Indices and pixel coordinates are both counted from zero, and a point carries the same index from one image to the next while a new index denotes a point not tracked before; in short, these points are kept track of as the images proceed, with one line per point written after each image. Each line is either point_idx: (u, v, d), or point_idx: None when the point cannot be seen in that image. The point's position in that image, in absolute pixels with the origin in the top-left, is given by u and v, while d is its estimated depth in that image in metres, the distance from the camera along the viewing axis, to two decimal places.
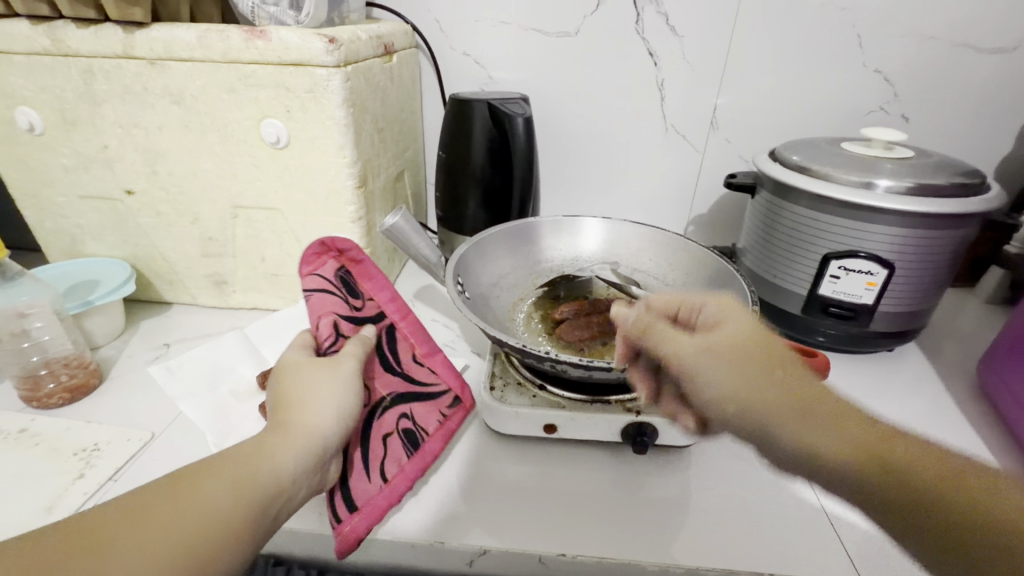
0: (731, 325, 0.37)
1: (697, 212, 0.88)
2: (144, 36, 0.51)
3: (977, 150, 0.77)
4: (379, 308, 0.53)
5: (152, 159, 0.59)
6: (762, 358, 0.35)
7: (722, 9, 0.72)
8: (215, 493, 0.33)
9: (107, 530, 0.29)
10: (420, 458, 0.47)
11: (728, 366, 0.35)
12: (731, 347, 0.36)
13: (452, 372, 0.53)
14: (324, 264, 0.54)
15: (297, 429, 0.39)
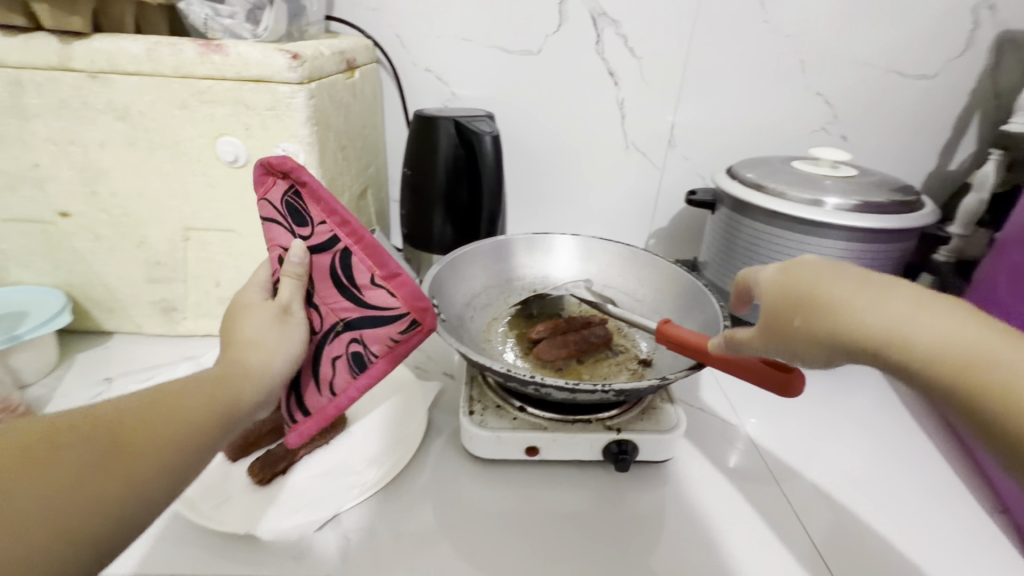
0: (813, 280, 0.30)
1: (657, 226, 0.90)
2: (85, 48, 0.48)
3: (907, 167, 0.83)
4: (329, 231, 0.41)
5: (91, 178, 0.54)
6: (800, 299, 0.30)
7: (677, 32, 0.75)
8: (164, 426, 0.32)
9: (45, 450, 0.28)
10: (365, 380, 0.40)
11: (810, 309, 0.30)
12: (802, 294, 0.30)
13: (413, 292, 0.39)
14: (273, 184, 0.44)
15: (250, 363, 0.38)
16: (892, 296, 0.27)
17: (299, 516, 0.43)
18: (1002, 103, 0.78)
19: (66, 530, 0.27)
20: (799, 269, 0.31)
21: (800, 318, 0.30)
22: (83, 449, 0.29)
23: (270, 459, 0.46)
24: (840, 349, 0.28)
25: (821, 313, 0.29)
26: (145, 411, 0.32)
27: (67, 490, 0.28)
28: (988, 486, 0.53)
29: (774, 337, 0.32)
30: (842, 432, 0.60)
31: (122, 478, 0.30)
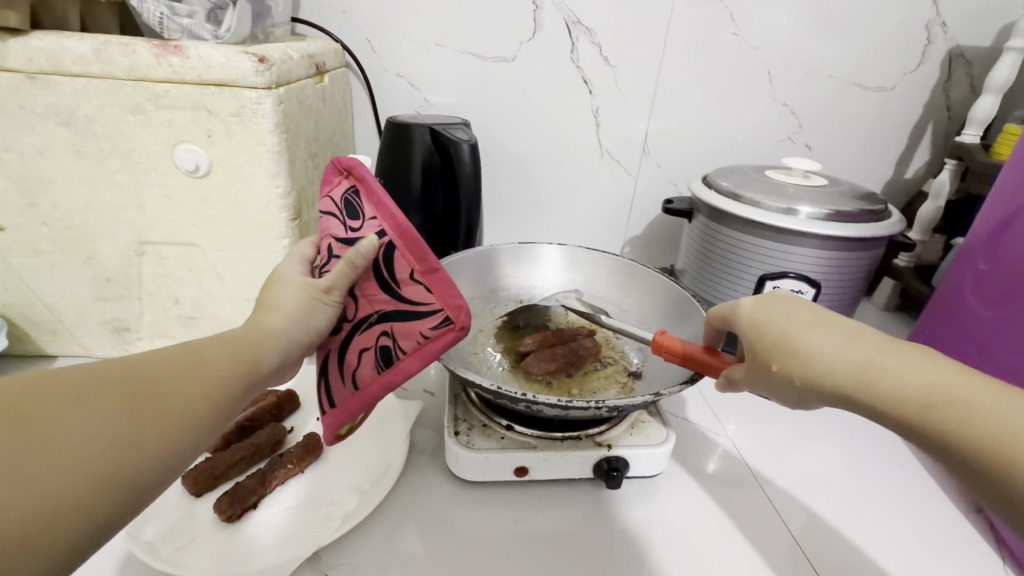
0: (784, 327, 0.34)
1: (632, 234, 0.90)
2: (22, 45, 0.43)
3: (868, 176, 0.86)
4: (378, 227, 0.38)
5: (30, 189, 0.49)
6: (772, 344, 0.34)
7: (651, 42, 0.75)
8: (180, 378, 0.29)
9: (55, 400, 0.25)
10: (391, 379, 0.37)
11: (785, 352, 0.34)
12: (776, 342, 0.34)
13: (453, 291, 0.37)
14: (338, 183, 0.42)
15: (267, 326, 0.33)
16: (852, 344, 0.31)
17: (276, 555, 0.39)
18: (952, 115, 0.82)
19: (82, 485, 0.24)
20: (772, 313, 0.35)
21: (777, 363, 0.34)
22: (94, 400, 0.26)
23: (239, 494, 0.42)
24: (811, 390, 0.32)
25: (794, 358, 0.33)
26: (158, 363, 0.29)
27: (78, 442, 0.24)
28: (958, 484, 0.55)
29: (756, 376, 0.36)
30: (822, 436, 0.60)
31: (137, 432, 0.26)
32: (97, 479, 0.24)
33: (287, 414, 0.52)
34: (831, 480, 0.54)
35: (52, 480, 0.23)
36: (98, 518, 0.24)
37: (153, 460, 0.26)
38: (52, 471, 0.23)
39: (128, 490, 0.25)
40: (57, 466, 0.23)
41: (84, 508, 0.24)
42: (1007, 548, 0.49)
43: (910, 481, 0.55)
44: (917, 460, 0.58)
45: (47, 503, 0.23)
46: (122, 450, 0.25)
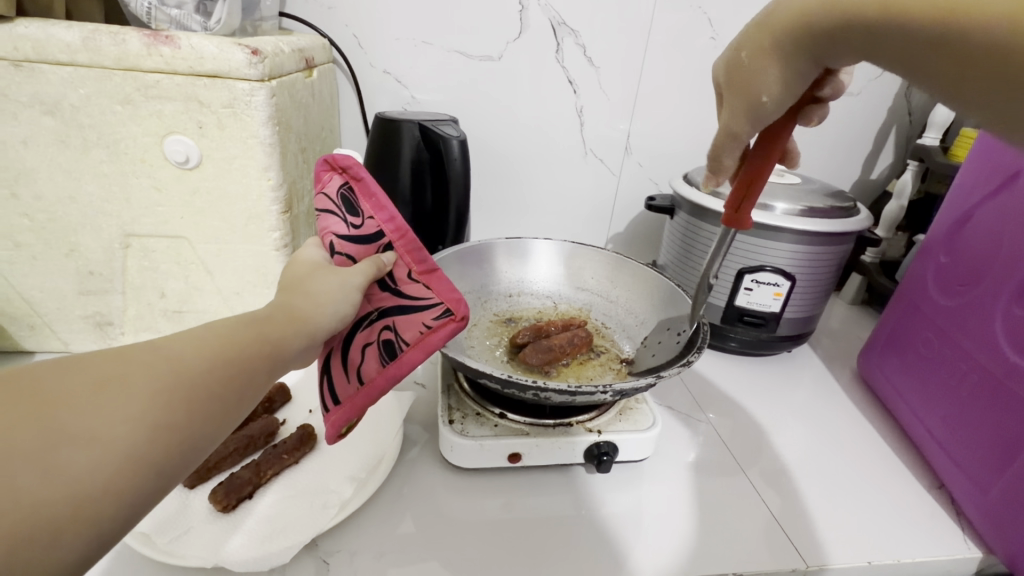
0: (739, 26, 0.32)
1: (614, 231, 0.92)
2: (6, 32, 0.42)
3: (837, 176, 0.90)
4: (378, 227, 0.39)
5: (12, 179, 0.48)
6: (750, 30, 0.31)
7: (633, 43, 0.77)
8: (207, 357, 0.28)
9: (80, 387, 0.24)
10: (396, 370, 0.37)
11: (754, 33, 0.31)
12: (744, 34, 0.32)
13: (450, 285, 0.39)
14: (330, 179, 0.42)
15: (298, 310, 0.33)
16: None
17: (276, 544, 0.39)
18: (914, 120, 0.87)
19: (115, 472, 0.23)
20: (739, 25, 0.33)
21: (746, 50, 0.31)
22: (118, 386, 0.25)
23: (234, 484, 0.42)
24: (783, 42, 0.29)
25: (767, 30, 0.30)
26: (183, 344, 0.28)
27: (108, 428, 0.24)
28: (921, 463, 0.59)
29: (738, 95, 0.33)
30: (790, 419, 0.64)
31: (164, 417, 0.25)
32: (128, 467, 0.24)
33: (278, 406, 0.52)
34: (803, 461, 0.57)
35: (83, 468, 0.23)
36: (131, 504, 0.24)
37: (180, 445, 0.25)
38: (84, 458, 0.23)
39: (158, 476, 0.25)
40: (88, 454, 0.23)
41: (116, 493, 0.23)
42: (966, 520, 0.52)
43: (877, 460, 0.58)
44: (883, 442, 0.61)
45: (80, 490, 0.22)
46: (150, 435, 0.24)
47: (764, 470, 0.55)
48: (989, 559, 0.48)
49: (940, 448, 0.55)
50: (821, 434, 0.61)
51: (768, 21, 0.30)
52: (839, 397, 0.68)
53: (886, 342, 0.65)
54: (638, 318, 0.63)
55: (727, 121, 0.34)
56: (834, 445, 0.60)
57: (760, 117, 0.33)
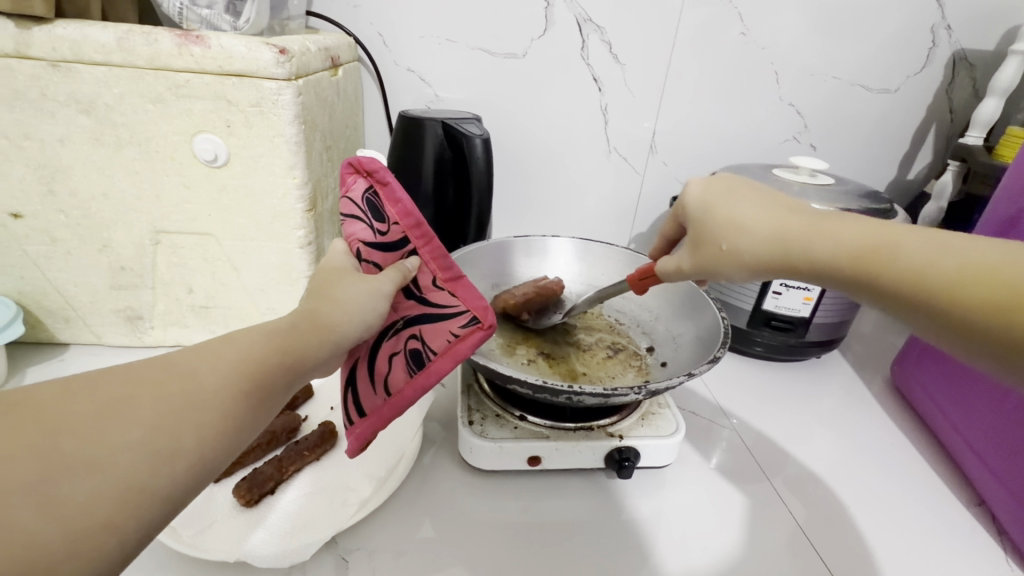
0: (723, 208, 0.38)
1: (637, 231, 0.91)
2: (46, 34, 0.44)
3: (871, 177, 0.87)
4: (404, 234, 0.39)
5: (49, 176, 0.50)
6: (722, 224, 0.38)
7: (659, 40, 0.76)
8: (220, 374, 0.28)
9: (88, 412, 0.24)
10: (424, 381, 0.37)
11: (735, 232, 0.37)
12: (726, 225, 0.37)
13: (477, 293, 0.39)
14: (355, 182, 0.42)
15: (321, 319, 0.32)
16: (783, 217, 0.36)
17: (292, 543, 0.39)
18: (955, 117, 0.83)
19: (126, 495, 0.23)
20: (721, 199, 0.39)
21: (728, 242, 0.37)
22: (127, 407, 0.25)
23: (257, 480, 0.43)
24: (760, 254, 0.36)
25: (743, 237, 0.36)
26: (195, 363, 0.28)
27: (112, 457, 0.24)
28: (959, 478, 0.56)
29: (708, 264, 0.39)
30: (818, 426, 0.62)
31: (170, 444, 0.25)
32: (131, 499, 0.24)
33: (299, 403, 0.53)
34: (833, 471, 0.55)
35: (86, 500, 0.23)
36: (132, 539, 0.24)
37: (186, 474, 0.25)
38: (86, 492, 0.23)
39: (164, 506, 0.25)
40: (91, 486, 0.23)
41: (118, 527, 0.23)
42: (1008, 539, 0.50)
43: (910, 472, 0.56)
44: (917, 454, 0.59)
45: (80, 525, 0.22)
46: (156, 466, 0.25)
47: (789, 478, 0.54)
48: None
49: (980, 462, 0.53)
50: (850, 444, 0.59)
51: (754, 235, 0.36)
52: (871, 406, 0.66)
53: (923, 351, 0.63)
54: (653, 313, 0.63)
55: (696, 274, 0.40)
56: (864, 455, 0.58)
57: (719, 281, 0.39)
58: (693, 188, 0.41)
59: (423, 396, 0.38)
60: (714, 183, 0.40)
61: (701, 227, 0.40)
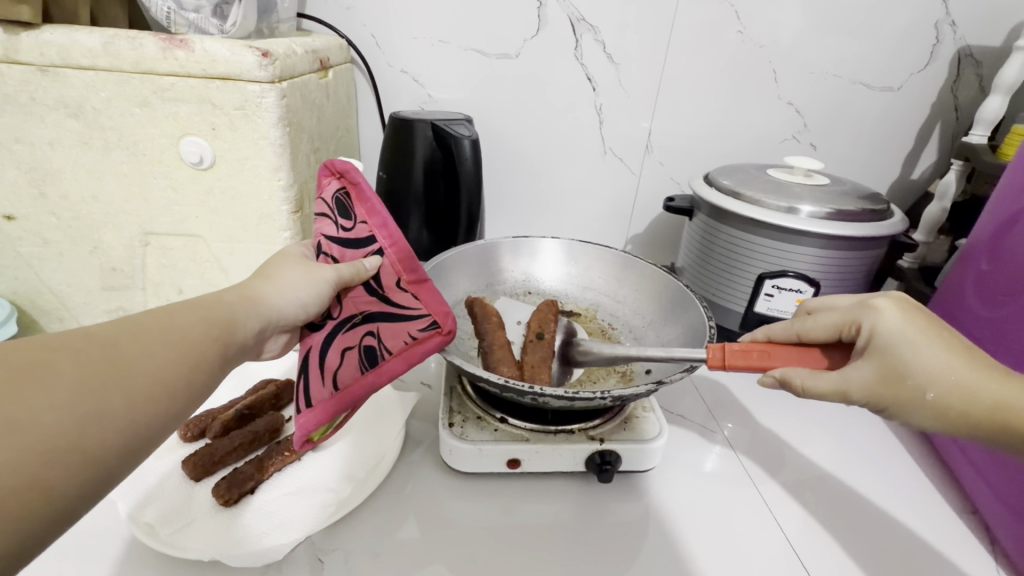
0: (929, 350, 0.32)
1: (634, 232, 0.90)
2: (33, 39, 0.44)
3: (873, 176, 0.86)
4: (370, 232, 0.42)
5: (40, 178, 0.51)
6: (937, 370, 0.32)
7: (655, 39, 0.75)
8: (148, 346, 0.31)
9: (10, 375, 0.26)
10: (373, 379, 0.39)
11: (945, 381, 0.32)
12: (933, 372, 0.32)
13: (440, 298, 0.40)
14: (329, 184, 0.44)
15: (254, 294, 0.39)
16: (998, 376, 0.32)
17: (268, 539, 0.40)
18: (960, 116, 0.81)
19: (57, 452, 0.26)
20: (927, 337, 0.33)
21: (935, 391, 0.32)
22: (54, 372, 0.27)
23: (237, 479, 0.43)
24: (964, 408, 0.32)
25: (958, 390, 0.32)
26: (122, 334, 0.31)
27: (40, 415, 0.26)
28: (954, 486, 0.55)
29: (891, 404, 0.34)
30: (811, 431, 0.61)
31: (104, 407, 0.28)
32: (68, 456, 0.26)
33: (285, 403, 0.53)
34: (825, 477, 0.54)
35: (17, 456, 0.24)
36: (62, 496, 0.26)
37: (120, 436, 0.28)
38: (16, 448, 0.25)
39: (96, 465, 0.27)
40: (21, 441, 0.25)
41: (49, 484, 0.25)
42: (1001, 550, 0.48)
43: (906, 481, 0.55)
44: (912, 462, 0.57)
45: (15, 476, 0.24)
46: (90, 426, 0.27)
47: (778, 481, 0.53)
48: None
49: (975, 470, 0.52)
50: (843, 451, 0.58)
51: (968, 391, 0.32)
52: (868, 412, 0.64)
53: None
54: (645, 320, 0.62)
55: (860, 398, 0.34)
56: (856, 460, 0.57)
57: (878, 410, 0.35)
58: (885, 313, 0.34)
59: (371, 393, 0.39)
60: (906, 309, 0.34)
61: (892, 362, 0.33)
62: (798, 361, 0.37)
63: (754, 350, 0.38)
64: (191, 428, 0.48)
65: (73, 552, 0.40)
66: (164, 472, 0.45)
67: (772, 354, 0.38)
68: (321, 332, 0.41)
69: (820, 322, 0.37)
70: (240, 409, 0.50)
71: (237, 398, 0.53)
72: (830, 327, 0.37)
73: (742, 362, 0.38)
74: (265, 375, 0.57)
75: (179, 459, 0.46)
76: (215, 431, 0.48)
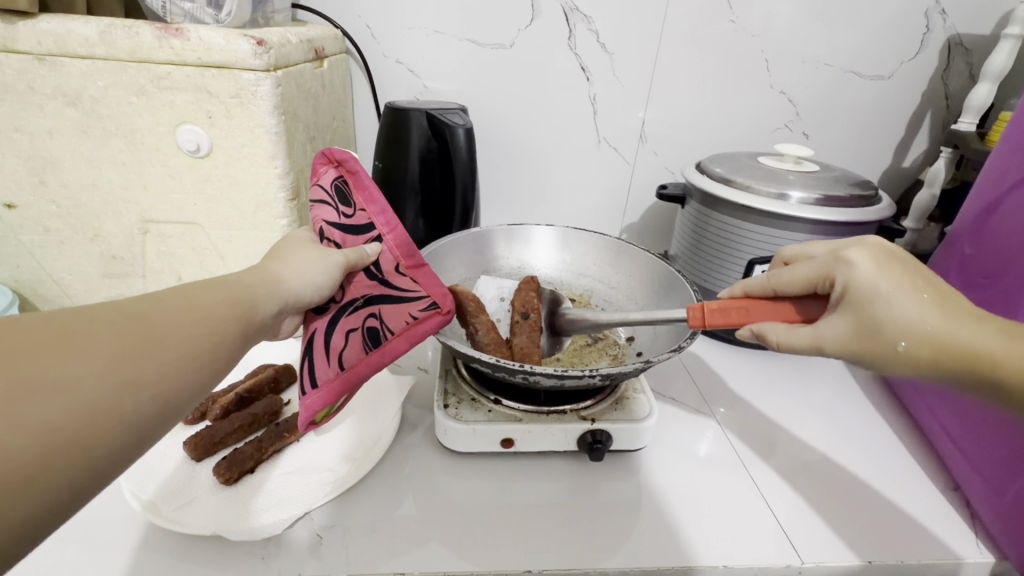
0: (900, 300, 0.33)
1: (629, 221, 0.91)
2: (31, 28, 0.45)
3: (864, 164, 0.86)
4: (369, 219, 0.44)
5: (40, 167, 0.52)
6: (909, 319, 0.33)
7: (648, 29, 0.76)
8: (175, 320, 0.32)
9: (49, 343, 0.27)
10: (378, 358, 0.40)
11: (916, 330, 0.33)
12: (904, 321, 0.33)
13: (437, 281, 0.43)
14: (326, 172, 0.46)
15: (274, 275, 0.39)
16: (967, 321, 0.33)
17: (268, 516, 0.41)
18: (951, 104, 0.82)
19: (92, 418, 0.27)
20: (899, 288, 0.33)
21: (908, 342, 0.33)
22: (90, 342, 0.28)
23: (237, 459, 0.44)
24: (935, 355, 0.33)
25: (928, 339, 0.33)
26: (152, 308, 0.31)
27: (77, 381, 0.27)
28: (938, 465, 0.56)
29: (866, 355, 0.34)
30: (799, 413, 0.62)
31: (136, 377, 0.29)
32: (103, 421, 0.27)
33: (283, 387, 0.54)
34: (812, 457, 0.56)
35: (55, 421, 0.26)
36: (98, 459, 0.27)
37: (149, 404, 0.29)
38: (55, 411, 0.26)
39: (128, 433, 0.28)
40: (60, 407, 0.26)
41: (87, 444, 0.27)
42: (980, 523, 0.49)
43: (890, 459, 0.56)
44: (900, 444, 0.58)
45: (54, 440, 0.25)
46: (123, 393, 0.28)
47: (767, 462, 0.54)
48: (1001, 564, 0.46)
49: (956, 448, 0.54)
50: (834, 434, 0.59)
51: (938, 339, 0.33)
52: (859, 397, 0.66)
53: None
54: (637, 305, 0.63)
55: (833, 350, 0.36)
56: (842, 440, 0.58)
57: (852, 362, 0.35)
58: (855, 265, 0.34)
59: (376, 371, 0.41)
60: (878, 259, 0.34)
61: (863, 313, 0.34)
62: (774, 316, 0.39)
63: (730, 306, 0.41)
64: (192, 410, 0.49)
65: (77, 530, 0.41)
66: (166, 453, 0.46)
67: (749, 311, 0.40)
68: (325, 315, 0.42)
69: (794, 277, 0.38)
70: (239, 393, 0.51)
71: (237, 382, 0.54)
72: (804, 281, 0.37)
73: (720, 318, 0.41)
74: (264, 360, 0.58)
75: (181, 441, 0.48)
76: (215, 414, 0.49)
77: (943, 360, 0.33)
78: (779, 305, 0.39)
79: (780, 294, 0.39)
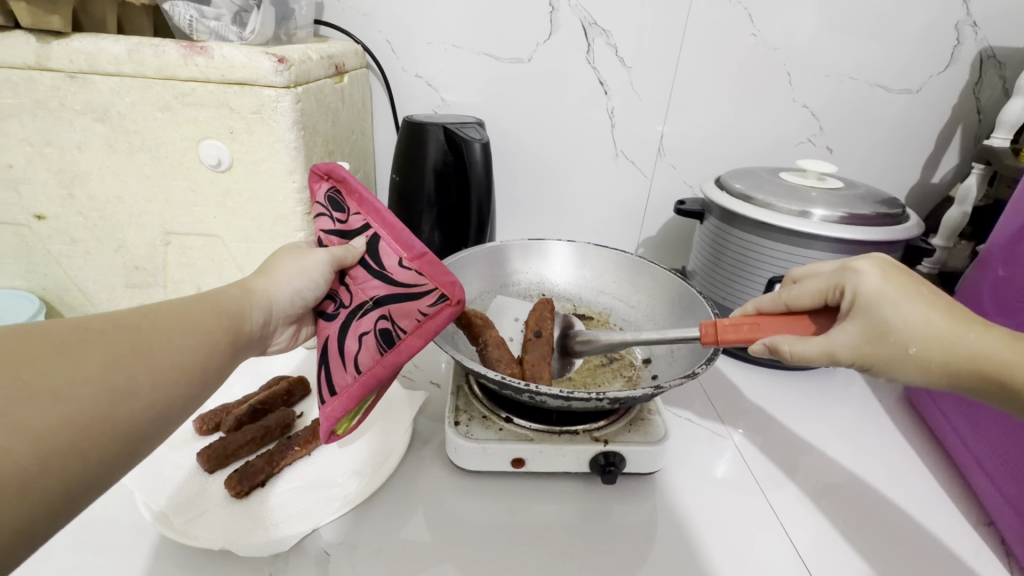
0: (910, 307, 0.33)
1: (646, 234, 0.90)
2: (63, 47, 0.47)
3: (890, 179, 0.84)
4: (363, 221, 0.43)
5: (68, 180, 0.53)
6: (919, 323, 0.32)
7: (666, 42, 0.75)
8: (166, 331, 0.33)
9: (45, 353, 0.28)
10: (394, 359, 0.39)
11: (926, 334, 0.32)
12: (914, 327, 0.32)
13: (444, 269, 0.40)
14: (320, 187, 0.46)
15: (253, 287, 0.40)
16: (976, 327, 0.33)
17: (277, 530, 0.42)
18: (983, 119, 0.79)
19: (86, 426, 0.27)
20: (906, 294, 0.33)
21: (918, 345, 0.32)
22: (84, 352, 0.29)
23: (248, 472, 0.44)
24: (948, 360, 0.32)
25: (940, 343, 0.32)
26: (144, 320, 0.32)
27: (74, 390, 0.27)
28: (968, 495, 0.54)
29: (876, 362, 0.34)
30: (820, 435, 0.60)
31: (130, 386, 0.29)
32: (98, 427, 0.28)
33: (297, 399, 0.55)
34: (834, 480, 0.54)
35: (53, 428, 0.26)
36: (92, 467, 0.27)
37: (144, 412, 0.30)
38: (53, 417, 0.26)
39: (122, 441, 0.29)
40: (56, 415, 0.26)
41: (82, 451, 0.27)
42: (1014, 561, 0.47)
43: (916, 485, 0.54)
44: (927, 471, 0.56)
45: (50, 445, 0.26)
46: (117, 401, 0.29)
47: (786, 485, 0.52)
48: None
49: (987, 479, 0.51)
50: (862, 456, 0.57)
51: (948, 342, 0.32)
52: (885, 421, 0.63)
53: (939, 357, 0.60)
54: (656, 325, 0.61)
55: (846, 359, 0.35)
56: (865, 464, 0.56)
57: (864, 369, 0.35)
58: (864, 274, 0.34)
59: (394, 373, 0.39)
60: (885, 269, 0.34)
61: (874, 321, 0.33)
62: (788, 329, 0.38)
63: (741, 321, 0.40)
64: (207, 421, 0.49)
65: (89, 540, 0.41)
66: (178, 463, 0.46)
67: (760, 325, 0.39)
68: (335, 321, 0.42)
69: (804, 290, 0.38)
70: (252, 404, 0.51)
71: (251, 393, 0.54)
72: (813, 293, 0.37)
73: (733, 334, 0.40)
74: (278, 372, 0.59)
75: (194, 451, 0.48)
76: (227, 425, 0.49)
77: (955, 366, 0.32)
78: (789, 317, 0.38)
79: (790, 308, 0.39)
